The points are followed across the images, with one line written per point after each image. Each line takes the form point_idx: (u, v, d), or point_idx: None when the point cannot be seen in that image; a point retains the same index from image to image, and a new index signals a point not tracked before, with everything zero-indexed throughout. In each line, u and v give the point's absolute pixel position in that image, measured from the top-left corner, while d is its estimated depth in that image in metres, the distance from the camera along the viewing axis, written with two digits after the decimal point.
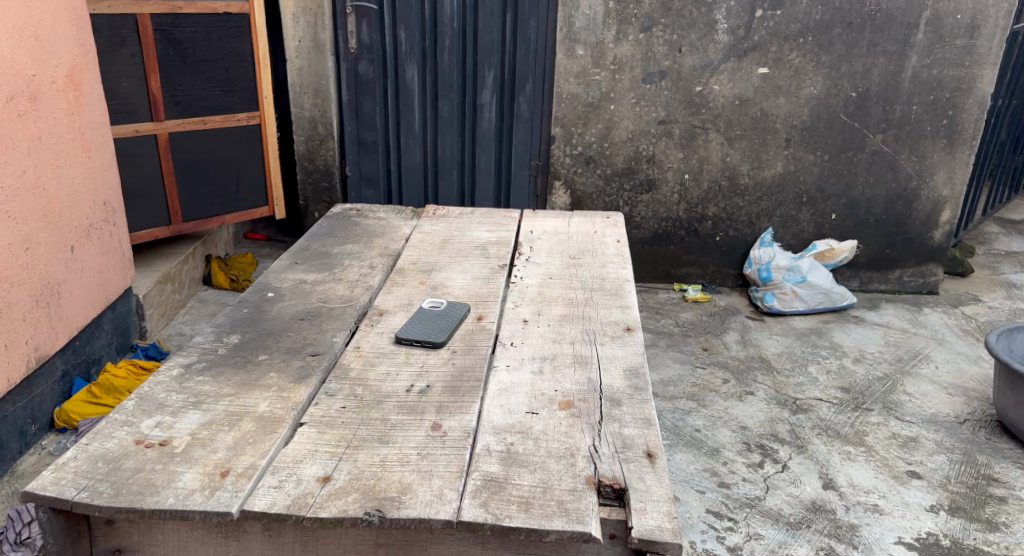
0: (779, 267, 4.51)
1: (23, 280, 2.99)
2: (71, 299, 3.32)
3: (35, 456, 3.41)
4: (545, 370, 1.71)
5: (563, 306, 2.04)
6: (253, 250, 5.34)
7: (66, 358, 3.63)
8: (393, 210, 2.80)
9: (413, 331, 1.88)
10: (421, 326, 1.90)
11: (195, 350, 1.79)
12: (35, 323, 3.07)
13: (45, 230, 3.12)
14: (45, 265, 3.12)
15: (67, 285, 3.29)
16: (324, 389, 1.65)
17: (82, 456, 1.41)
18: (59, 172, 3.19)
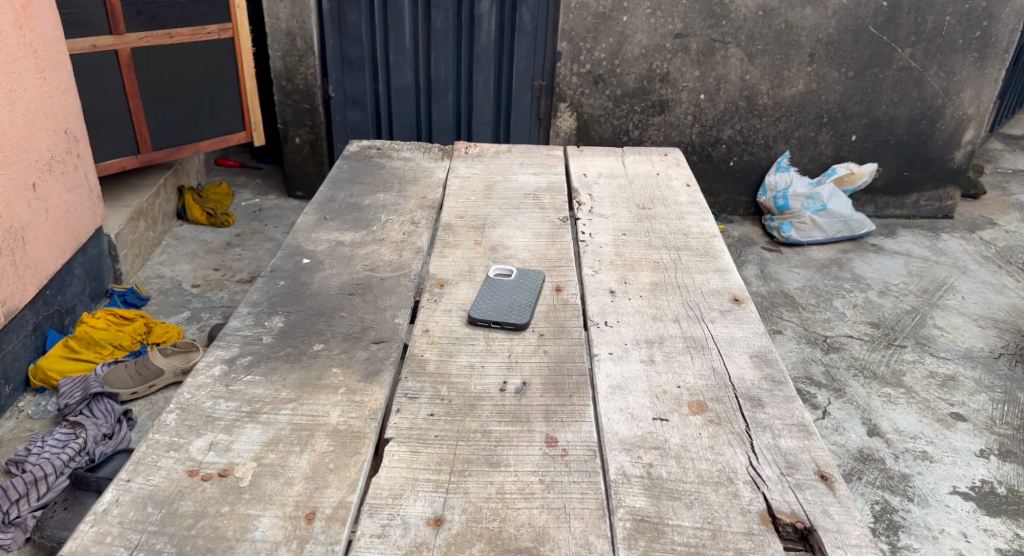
0: (797, 195, 4.14)
1: None
2: (37, 244, 2.94)
3: (14, 421, 3.06)
4: (658, 359, 1.47)
5: (651, 272, 1.79)
6: (228, 178, 4.87)
7: (37, 311, 3.23)
8: (419, 148, 2.45)
9: (489, 310, 1.60)
10: (497, 303, 1.62)
11: (237, 339, 1.50)
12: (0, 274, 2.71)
13: (4, 166, 2.71)
14: (5, 207, 2.73)
15: (33, 228, 2.91)
16: (401, 390, 1.39)
17: (125, 499, 1.13)
18: (13, 98, 2.74)
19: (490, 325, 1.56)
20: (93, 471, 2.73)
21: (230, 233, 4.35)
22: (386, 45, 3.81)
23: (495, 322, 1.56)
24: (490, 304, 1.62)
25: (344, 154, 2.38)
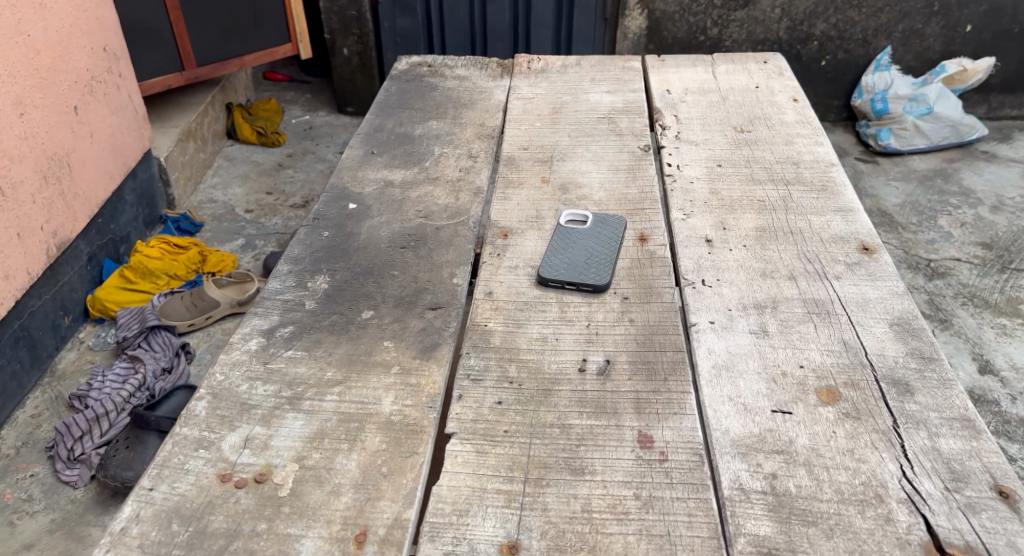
0: (898, 97, 3.51)
1: (23, 153, 2.48)
2: (86, 170, 2.81)
3: (76, 352, 2.89)
4: (771, 331, 1.25)
5: (754, 215, 1.55)
6: (278, 93, 4.66)
7: (91, 240, 3.04)
8: (475, 64, 2.23)
9: (562, 268, 1.37)
10: (571, 258, 1.39)
11: (276, 306, 1.30)
12: (47, 204, 2.61)
13: (40, 89, 2.55)
14: (46, 133, 2.59)
15: (79, 153, 2.77)
16: (462, 371, 1.18)
17: (147, 514, 0.97)
18: (44, 12, 2.55)
19: (565, 286, 1.34)
20: (151, 409, 2.42)
21: (281, 153, 4.16)
22: None
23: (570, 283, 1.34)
24: (563, 260, 1.39)
25: (393, 74, 2.16)
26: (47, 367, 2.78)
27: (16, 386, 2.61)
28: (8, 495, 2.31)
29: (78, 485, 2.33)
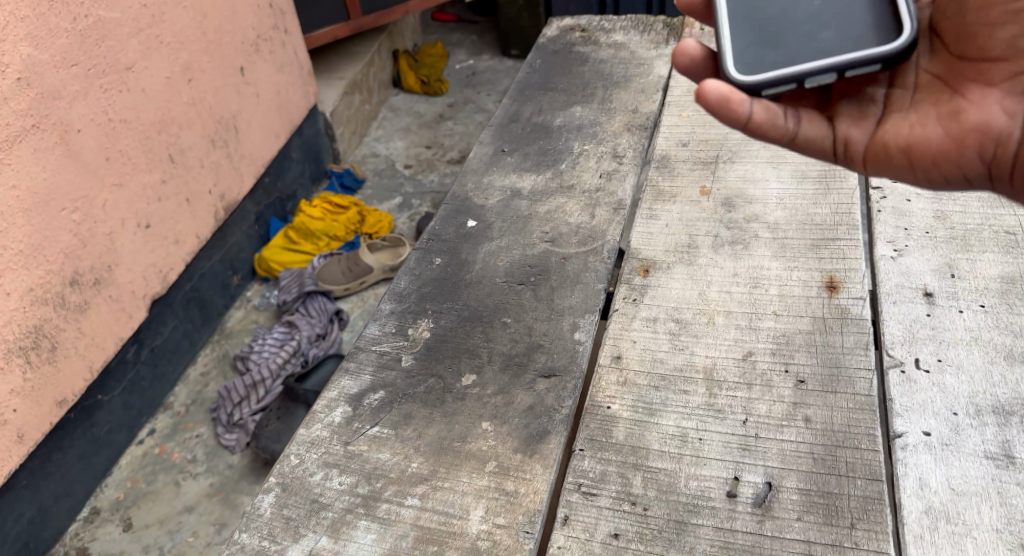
0: None
1: (192, 120, 2.35)
2: (253, 129, 2.70)
3: None
4: (1017, 460, 0.88)
5: (997, 256, 1.12)
6: (443, 38, 4.47)
7: (257, 198, 2.85)
8: (635, 26, 1.89)
9: (824, 40, 0.91)
10: (829, 16, 0.93)
11: (370, 361, 1.11)
12: (215, 168, 2.49)
13: (208, 52, 2.41)
14: (215, 96, 2.46)
15: (245, 114, 2.65)
16: (572, 479, 0.93)
17: None
18: None
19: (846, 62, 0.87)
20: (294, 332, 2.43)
21: (443, 104, 3.94)
22: None
23: (840, 73, 0.87)
24: (826, 23, 0.92)
25: (539, 42, 1.88)
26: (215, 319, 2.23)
27: (187, 345, 2.47)
28: (174, 455, 2.21)
29: (235, 451, 2.21)
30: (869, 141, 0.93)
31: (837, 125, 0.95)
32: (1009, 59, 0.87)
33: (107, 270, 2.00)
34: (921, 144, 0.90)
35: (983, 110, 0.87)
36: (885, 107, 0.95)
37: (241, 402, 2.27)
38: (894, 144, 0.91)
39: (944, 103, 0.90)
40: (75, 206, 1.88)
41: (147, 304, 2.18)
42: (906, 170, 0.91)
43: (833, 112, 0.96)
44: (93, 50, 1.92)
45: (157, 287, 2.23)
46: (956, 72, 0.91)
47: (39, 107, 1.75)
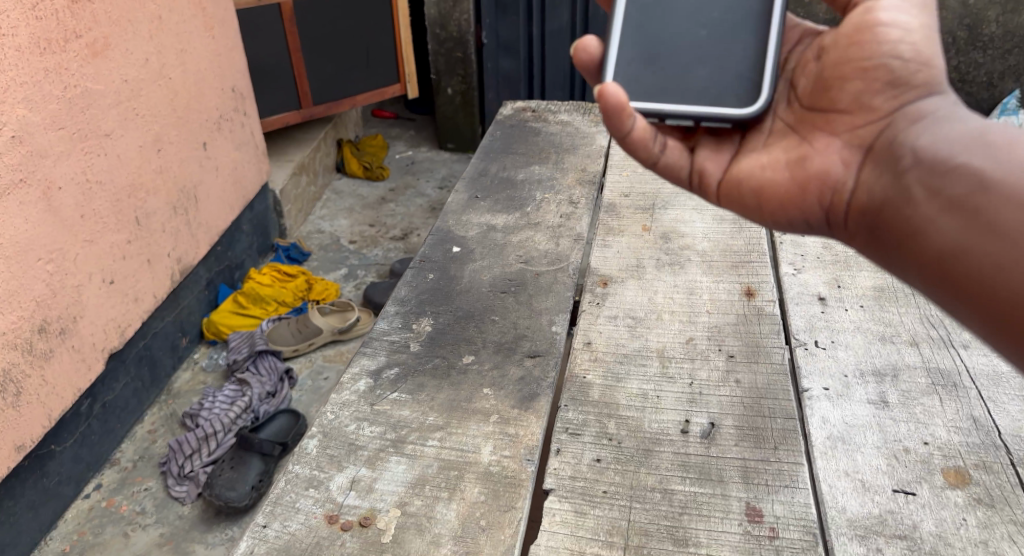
0: None
1: (158, 186, 2.56)
2: (210, 202, 2.90)
3: None
4: (892, 401, 1.15)
5: (871, 273, 1.45)
6: (384, 130, 4.84)
7: (210, 265, 3.00)
8: (578, 110, 2.27)
9: (697, 79, 1.01)
10: (707, 54, 1.03)
11: (384, 347, 1.32)
12: (175, 233, 2.68)
13: (176, 126, 2.65)
14: (180, 166, 2.68)
15: (204, 187, 2.85)
16: (561, 424, 1.17)
17: (263, 549, 0.99)
18: (185, 57, 2.68)
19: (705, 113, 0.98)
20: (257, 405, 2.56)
21: (385, 188, 4.24)
22: None
23: (696, 122, 0.99)
24: (703, 60, 1.02)
25: (498, 119, 2.24)
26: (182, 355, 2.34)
27: (135, 403, 2.57)
28: (122, 508, 2.30)
29: (185, 502, 2.31)
30: (723, 175, 0.96)
31: (697, 155, 0.99)
32: (855, 113, 0.89)
33: (71, 322, 2.15)
34: (768, 186, 0.91)
35: (825, 158, 0.89)
36: (742, 145, 0.98)
37: (194, 455, 2.40)
38: (745, 183, 0.93)
39: (794, 148, 0.92)
40: (50, 258, 2.06)
41: (104, 358, 2.31)
42: (753, 209, 0.93)
43: (695, 142, 1.00)
44: (79, 116, 2.15)
45: (115, 342, 2.36)
46: (807, 122, 0.94)
47: (28, 164, 1.96)
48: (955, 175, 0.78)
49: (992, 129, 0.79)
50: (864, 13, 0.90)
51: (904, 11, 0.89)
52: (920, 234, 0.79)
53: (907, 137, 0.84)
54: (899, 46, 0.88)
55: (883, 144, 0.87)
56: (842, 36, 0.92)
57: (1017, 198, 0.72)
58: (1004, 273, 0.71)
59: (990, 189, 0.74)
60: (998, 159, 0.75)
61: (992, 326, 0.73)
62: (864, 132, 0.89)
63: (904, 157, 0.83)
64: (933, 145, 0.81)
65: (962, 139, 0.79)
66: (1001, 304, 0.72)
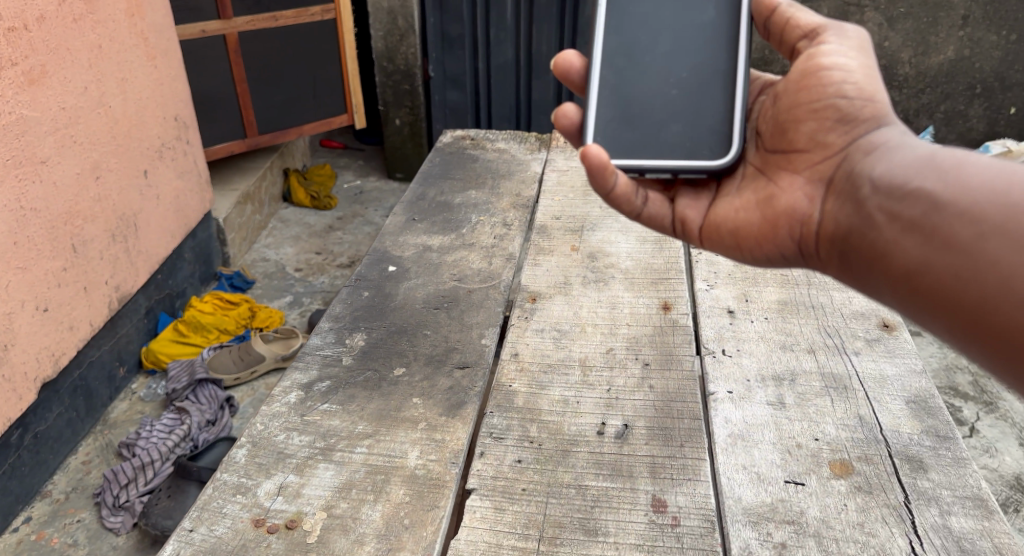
0: None
1: (96, 214, 2.57)
2: (150, 230, 2.90)
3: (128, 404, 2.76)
4: (788, 403, 1.26)
5: (776, 288, 1.56)
6: (332, 159, 4.89)
7: (149, 294, 2.98)
8: (515, 139, 2.37)
9: (671, 133, 1.12)
10: (680, 111, 1.14)
11: (316, 361, 1.37)
12: (114, 261, 2.68)
13: (116, 155, 2.66)
14: (119, 195, 2.69)
15: (144, 215, 2.85)
16: (485, 429, 1.23)
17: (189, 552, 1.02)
18: (126, 88, 2.71)
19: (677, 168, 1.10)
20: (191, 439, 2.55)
21: (331, 217, 4.27)
22: (487, 20, 3.72)
23: (675, 173, 1.10)
24: (677, 116, 1.14)
25: (438, 146, 2.33)
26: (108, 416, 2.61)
27: (69, 433, 2.54)
28: (53, 540, 2.26)
29: (120, 532, 2.29)
30: (705, 220, 1.08)
31: (678, 203, 1.11)
32: (813, 152, 0.99)
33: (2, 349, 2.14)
34: (743, 226, 1.03)
35: (791, 196, 0.99)
36: (719, 190, 1.10)
37: (130, 485, 2.38)
38: (724, 225, 1.05)
39: (763, 189, 1.03)
40: None
41: (36, 386, 2.28)
42: (733, 247, 1.04)
43: (675, 192, 1.12)
44: (15, 142, 2.16)
45: (47, 370, 2.34)
46: (773, 164, 1.05)
47: None
48: (907, 195, 0.82)
49: (942, 149, 0.83)
50: (808, 60, 1.01)
51: (845, 55, 1.00)
52: (885, 255, 0.83)
53: (862, 167, 0.91)
54: (843, 85, 0.98)
55: (841, 176, 0.94)
56: (793, 85, 1.03)
57: (964, 209, 0.76)
58: (961, 281, 0.74)
59: (941, 205, 0.78)
60: (947, 175, 0.79)
61: (962, 334, 0.75)
62: (822, 167, 0.98)
63: (861, 186, 0.89)
64: (886, 171, 0.87)
65: (911, 163, 0.85)
66: (965, 310, 0.75)
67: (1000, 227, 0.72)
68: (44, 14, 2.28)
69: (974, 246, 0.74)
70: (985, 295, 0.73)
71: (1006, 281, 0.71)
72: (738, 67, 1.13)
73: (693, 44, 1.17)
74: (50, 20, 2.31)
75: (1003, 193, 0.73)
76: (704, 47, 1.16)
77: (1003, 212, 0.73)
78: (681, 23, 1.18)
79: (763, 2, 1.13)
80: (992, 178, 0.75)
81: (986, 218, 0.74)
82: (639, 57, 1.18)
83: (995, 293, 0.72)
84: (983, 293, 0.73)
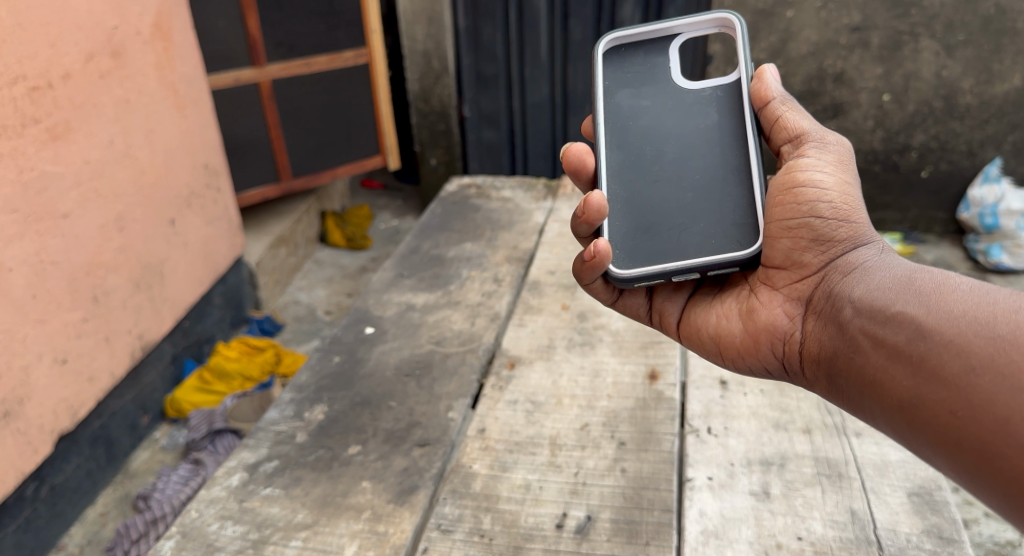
0: (1011, 212, 3.05)
1: (120, 264, 2.51)
2: (177, 278, 2.83)
3: (147, 452, 2.77)
4: (774, 494, 1.13)
5: None
6: (369, 200, 4.89)
7: (175, 340, 2.93)
8: (521, 186, 2.29)
9: (691, 235, 1.15)
10: (697, 212, 1.17)
11: (268, 438, 1.29)
12: (137, 309, 2.61)
13: (142, 206, 2.61)
14: (144, 243, 2.63)
15: (171, 263, 2.79)
16: (433, 520, 1.13)
17: None
18: (154, 137, 2.66)
19: (708, 269, 1.11)
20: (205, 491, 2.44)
21: (366, 257, 4.25)
22: (521, 59, 3.64)
23: (702, 272, 1.12)
24: (695, 217, 1.16)
25: (441, 196, 2.25)
26: (117, 465, 2.66)
27: (89, 484, 2.51)
28: None
29: None
30: (682, 317, 1.19)
31: (656, 299, 1.22)
32: (792, 269, 1.08)
33: (19, 404, 2.09)
34: (725, 334, 1.12)
35: (771, 312, 1.08)
36: (696, 293, 1.20)
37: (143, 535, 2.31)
38: (705, 329, 1.15)
39: (744, 300, 1.12)
40: None
41: (53, 439, 2.23)
42: (714, 351, 1.14)
43: (655, 288, 1.22)
44: (35, 199, 2.14)
45: (65, 423, 2.29)
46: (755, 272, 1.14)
47: None
48: (891, 321, 0.87)
49: (920, 272, 0.90)
50: (788, 173, 1.10)
51: (826, 172, 1.08)
52: (875, 383, 0.87)
53: (841, 291, 0.98)
54: (819, 205, 1.06)
55: (820, 296, 1.02)
56: (774, 198, 1.12)
57: (949, 341, 0.81)
58: (958, 418, 0.78)
59: (927, 333, 0.83)
60: (930, 302, 0.85)
61: (964, 468, 0.77)
62: (802, 288, 1.06)
63: (841, 309, 0.96)
64: (866, 295, 0.93)
65: (884, 290, 0.92)
66: (966, 447, 0.77)
67: (990, 362, 0.77)
68: (69, 72, 2.26)
69: (965, 381, 0.78)
70: (983, 431, 0.76)
71: (1001, 418, 0.75)
72: (753, 163, 1.16)
73: (700, 149, 1.21)
74: (75, 76, 2.29)
75: (989, 327, 0.79)
76: (710, 152, 1.20)
77: (994, 348, 0.77)
78: (685, 131, 1.22)
79: (760, 90, 1.19)
80: (972, 313, 0.81)
81: (975, 352, 0.78)
82: (645, 165, 1.22)
83: (992, 431, 0.75)
84: (981, 431, 0.76)
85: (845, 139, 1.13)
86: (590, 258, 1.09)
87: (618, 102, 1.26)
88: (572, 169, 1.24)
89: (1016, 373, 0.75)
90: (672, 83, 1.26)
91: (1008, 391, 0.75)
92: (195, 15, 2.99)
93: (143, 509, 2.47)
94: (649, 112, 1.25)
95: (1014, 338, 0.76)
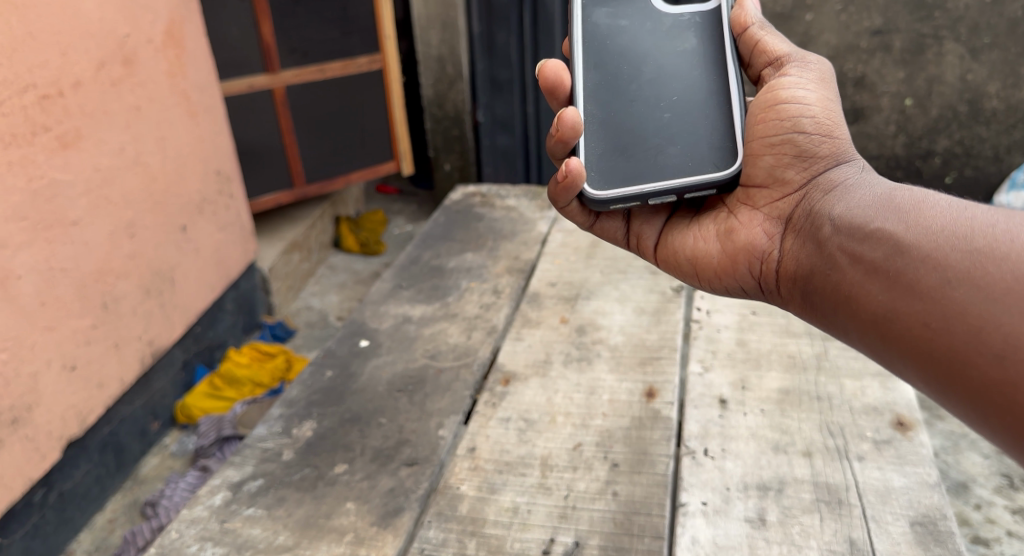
0: None
1: (130, 271, 2.51)
2: (188, 284, 2.83)
3: (156, 459, 2.77)
4: (770, 521, 1.09)
5: (781, 374, 1.38)
6: (384, 205, 4.88)
7: (187, 346, 2.93)
8: (527, 195, 2.25)
9: (669, 156, 1.16)
10: (675, 133, 1.17)
11: (254, 455, 1.27)
12: (148, 316, 2.61)
13: (152, 212, 2.61)
14: (155, 250, 2.63)
15: (183, 269, 2.79)
16: (417, 544, 1.10)
17: None
18: (165, 143, 2.66)
19: (684, 192, 1.14)
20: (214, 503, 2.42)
21: (379, 263, 4.23)
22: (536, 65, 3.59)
23: (679, 195, 1.14)
24: (672, 139, 1.17)
25: (445, 205, 2.22)
26: (127, 470, 2.67)
27: (98, 490, 2.51)
28: None
29: None
30: (659, 240, 1.22)
31: (633, 223, 1.24)
32: (774, 188, 1.12)
33: (26, 411, 2.09)
34: (701, 255, 1.15)
35: (750, 231, 1.11)
36: (674, 217, 1.23)
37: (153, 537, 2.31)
38: (682, 251, 1.18)
39: (724, 221, 1.16)
40: (5, 348, 2.02)
41: (61, 446, 2.24)
42: (691, 272, 1.17)
43: (632, 211, 1.25)
44: (44, 207, 2.15)
45: (74, 429, 2.29)
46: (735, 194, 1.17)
47: None
48: (869, 238, 0.89)
49: (899, 193, 0.92)
50: (770, 92, 1.15)
51: (809, 89, 1.12)
52: (851, 299, 0.88)
53: (821, 211, 1.00)
54: (803, 120, 1.10)
55: (800, 215, 1.05)
56: (756, 116, 1.16)
57: (926, 255, 0.82)
58: (932, 329, 0.78)
59: (904, 249, 0.84)
60: (909, 219, 0.86)
61: (934, 379, 0.78)
62: (781, 207, 1.10)
63: (821, 227, 0.98)
64: (846, 213, 0.95)
65: (864, 209, 0.93)
66: (937, 358, 0.78)
67: (966, 275, 0.77)
68: (79, 80, 2.26)
69: (939, 293, 0.79)
70: (956, 342, 0.77)
71: (973, 325, 0.75)
72: (731, 88, 1.18)
73: (678, 71, 1.20)
74: (86, 85, 2.29)
75: (966, 242, 0.79)
76: (688, 75, 1.20)
77: (970, 261, 0.78)
78: (663, 52, 1.21)
79: (740, 16, 1.24)
80: (949, 229, 0.81)
81: (951, 265, 0.79)
82: (623, 86, 1.20)
83: (962, 341, 0.76)
84: (953, 341, 0.77)
85: (824, 59, 1.19)
86: (563, 178, 1.11)
87: (596, 21, 1.23)
88: (548, 86, 1.19)
89: (990, 284, 0.75)
90: (650, 6, 1.23)
91: (981, 301, 0.75)
92: (210, 22, 3.00)
93: (150, 516, 2.47)
94: (626, 30, 1.23)
95: (990, 252, 0.77)
